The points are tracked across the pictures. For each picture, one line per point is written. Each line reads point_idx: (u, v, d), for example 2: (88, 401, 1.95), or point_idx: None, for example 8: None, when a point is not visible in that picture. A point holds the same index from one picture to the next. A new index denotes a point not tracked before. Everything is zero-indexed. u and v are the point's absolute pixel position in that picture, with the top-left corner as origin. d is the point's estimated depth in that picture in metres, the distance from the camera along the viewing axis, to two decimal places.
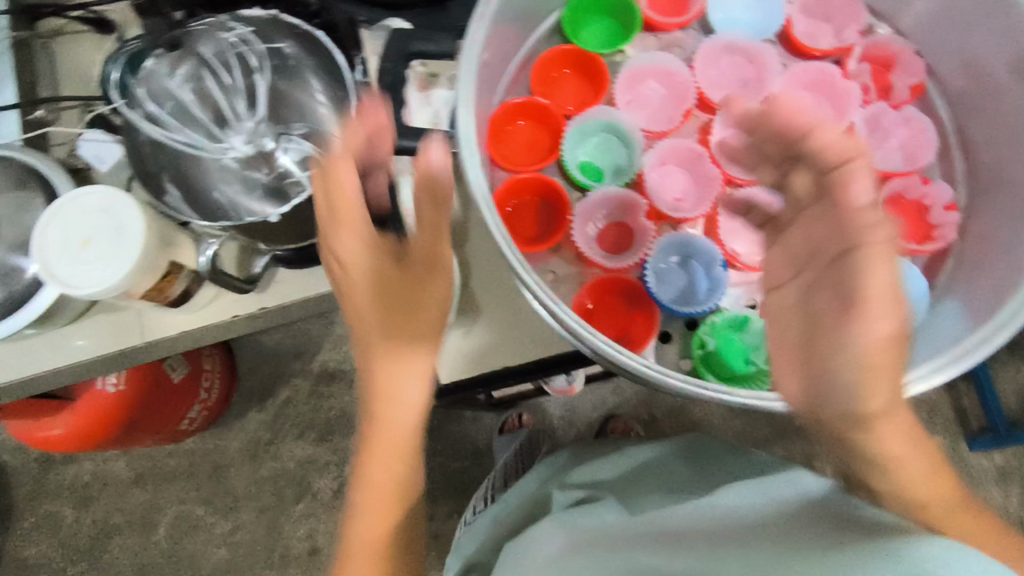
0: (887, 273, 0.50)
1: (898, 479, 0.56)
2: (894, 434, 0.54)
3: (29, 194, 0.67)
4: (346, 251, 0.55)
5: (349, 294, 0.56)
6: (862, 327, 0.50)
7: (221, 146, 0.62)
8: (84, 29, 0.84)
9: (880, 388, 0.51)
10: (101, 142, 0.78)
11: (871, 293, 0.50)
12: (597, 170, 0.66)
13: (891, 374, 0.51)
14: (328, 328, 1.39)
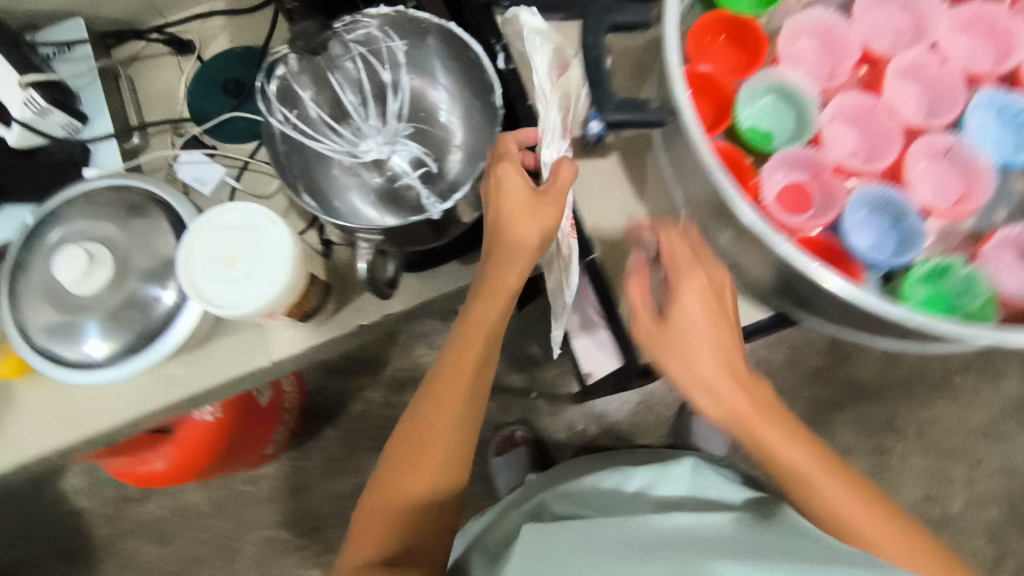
0: (708, 356, 0.49)
1: (789, 475, 0.51)
2: (773, 447, 0.50)
3: (155, 219, 0.67)
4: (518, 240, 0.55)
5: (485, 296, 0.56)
6: (707, 387, 0.49)
7: (358, 151, 0.62)
8: (162, 50, 0.83)
9: (745, 397, 0.49)
10: (201, 163, 0.77)
11: (703, 345, 0.48)
12: (767, 134, 0.51)
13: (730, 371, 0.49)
14: (394, 337, 1.36)
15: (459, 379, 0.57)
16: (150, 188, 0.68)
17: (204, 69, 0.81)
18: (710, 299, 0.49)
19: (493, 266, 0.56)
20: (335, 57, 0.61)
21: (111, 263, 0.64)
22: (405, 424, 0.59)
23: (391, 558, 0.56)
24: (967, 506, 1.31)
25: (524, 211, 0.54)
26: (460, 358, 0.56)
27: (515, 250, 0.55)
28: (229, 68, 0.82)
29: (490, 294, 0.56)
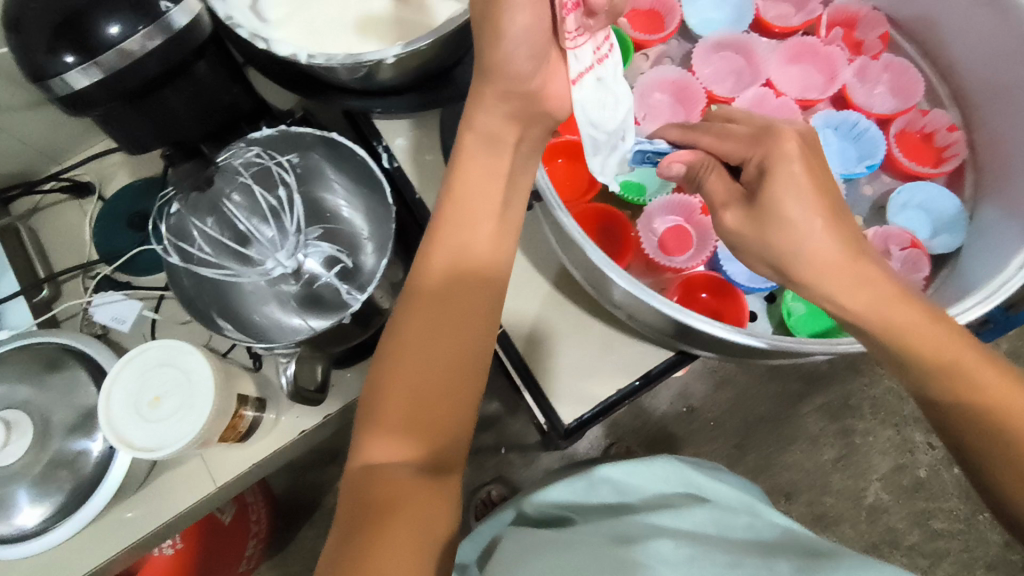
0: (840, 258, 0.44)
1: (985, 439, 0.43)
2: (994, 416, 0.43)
3: (73, 372, 0.67)
4: (473, 193, 0.47)
5: (458, 193, 0.47)
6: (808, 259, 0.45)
7: (264, 270, 0.63)
8: (63, 197, 0.84)
9: (927, 334, 0.44)
10: (117, 302, 0.77)
11: (860, 289, 0.44)
12: (637, 186, 0.56)
13: (905, 308, 0.44)
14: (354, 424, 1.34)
15: (436, 291, 0.46)
16: (65, 340, 0.68)
17: (107, 208, 0.82)
18: (841, 247, 0.44)
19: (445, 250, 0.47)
20: (228, 187, 0.64)
21: (30, 430, 0.65)
22: (389, 345, 0.46)
23: (393, 489, 0.41)
24: (935, 467, 1.31)
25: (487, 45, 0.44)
26: (416, 347, 0.45)
27: (457, 261, 0.47)
28: (132, 202, 0.82)
29: (435, 288, 0.46)
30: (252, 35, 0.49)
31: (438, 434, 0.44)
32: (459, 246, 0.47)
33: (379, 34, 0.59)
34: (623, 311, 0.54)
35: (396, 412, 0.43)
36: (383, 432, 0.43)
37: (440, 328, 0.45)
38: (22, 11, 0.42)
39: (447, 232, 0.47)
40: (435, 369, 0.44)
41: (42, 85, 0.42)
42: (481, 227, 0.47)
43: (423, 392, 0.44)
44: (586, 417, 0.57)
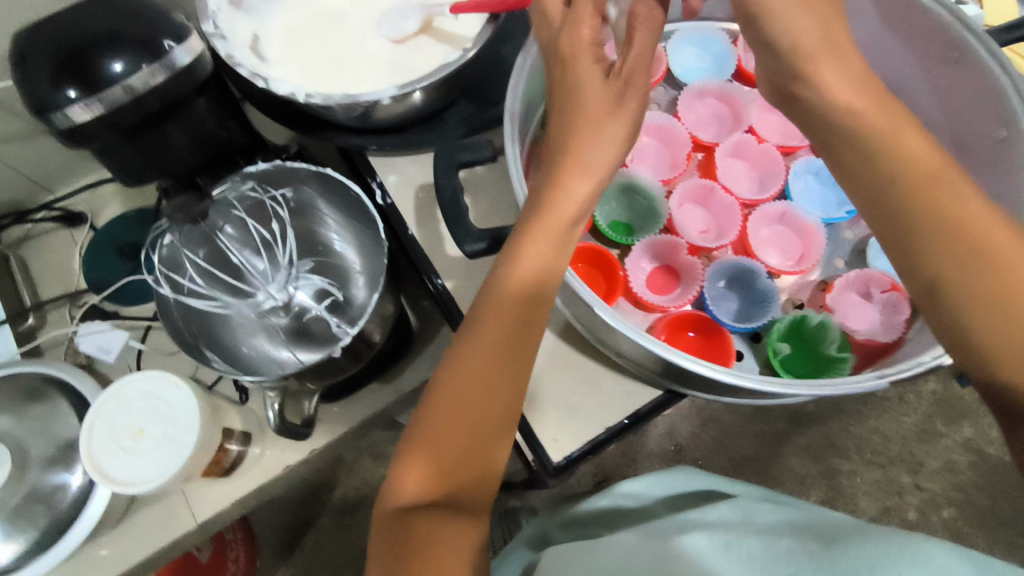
0: (840, 36, 0.46)
1: (983, 268, 0.42)
2: (943, 203, 0.44)
3: (54, 403, 0.67)
4: (562, 217, 0.45)
5: (543, 212, 0.45)
6: (799, 18, 0.45)
7: (256, 302, 0.64)
8: (54, 226, 0.84)
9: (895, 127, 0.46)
10: (102, 331, 0.77)
11: (826, 76, 0.46)
12: (624, 226, 0.56)
13: (879, 99, 0.46)
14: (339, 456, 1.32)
15: (504, 313, 0.44)
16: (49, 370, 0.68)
17: (97, 237, 0.82)
18: (824, 51, 0.46)
19: (502, 308, 0.44)
20: (222, 219, 0.65)
21: (9, 460, 0.63)
22: (453, 356, 0.44)
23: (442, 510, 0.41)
24: (921, 509, 1.31)
25: (594, 130, 0.45)
26: (463, 403, 0.43)
27: (533, 287, 0.45)
28: (123, 232, 0.82)
29: (486, 343, 0.44)
30: (252, 72, 0.50)
31: (484, 462, 0.43)
32: (535, 270, 0.45)
33: (373, 76, 0.60)
34: (612, 349, 0.55)
35: (448, 434, 0.42)
36: (431, 451, 0.42)
37: (503, 356, 0.44)
38: (28, 47, 0.43)
39: (527, 252, 0.44)
40: (490, 395, 0.43)
41: (45, 119, 0.43)
42: (559, 257, 0.45)
43: (474, 418, 0.43)
44: (575, 454, 0.56)
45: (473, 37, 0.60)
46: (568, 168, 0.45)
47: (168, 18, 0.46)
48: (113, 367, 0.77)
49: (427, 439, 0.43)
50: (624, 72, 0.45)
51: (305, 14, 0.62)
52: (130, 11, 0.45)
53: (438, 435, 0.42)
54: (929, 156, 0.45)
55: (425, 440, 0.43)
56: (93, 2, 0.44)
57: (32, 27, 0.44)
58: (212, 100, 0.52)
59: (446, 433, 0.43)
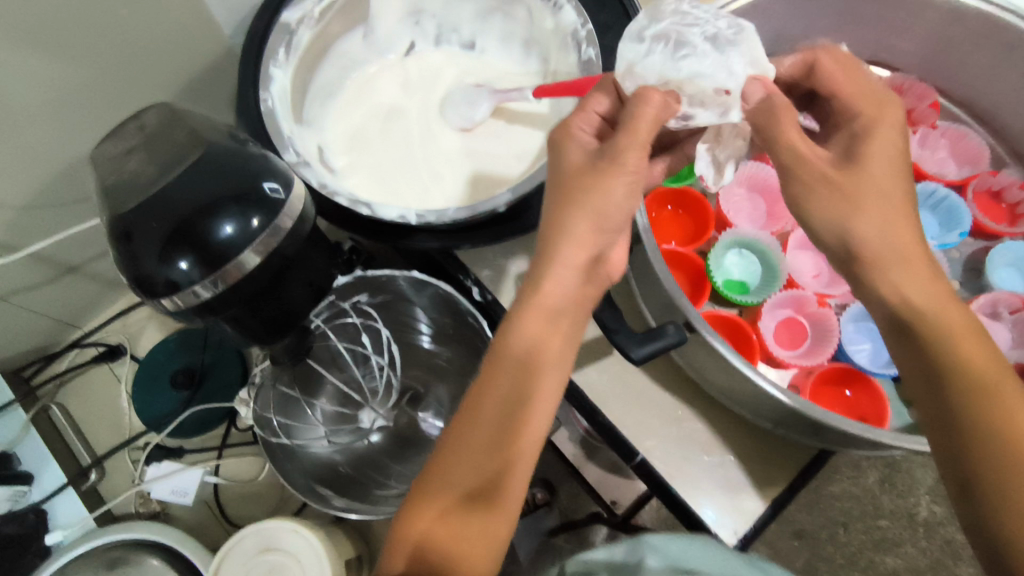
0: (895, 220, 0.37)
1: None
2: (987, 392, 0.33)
3: (143, 565, 0.64)
4: (562, 258, 0.39)
5: (545, 246, 0.39)
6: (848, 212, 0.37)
7: (361, 426, 0.63)
8: (90, 365, 0.78)
9: (956, 322, 0.36)
10: (172, 475, 0.71)
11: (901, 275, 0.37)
12: (739, 285, 0.55)
13: (939, 285, 0.37)
14: None
15: (509, 369, 0.38)
16: (133, 533, 0.64)
17: (143, 371, 0.76)
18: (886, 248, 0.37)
19: (488, 416, 0.38)
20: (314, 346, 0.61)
21: None
22: (460, 410, 0.39)
23: None
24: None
25: (567, 234, 0.39)
26: (446, 522, 0.36)
27: (538, 345, 0.39)
28: (169, 360, 0.77)
29: (472, 453, 0.37)
30: (352, 200, 0.48)
31: (474, 542, 0.35)
32: (538, 320, 0.39)
33: (450, 169, 0.58)
34: (765, 419, 0.50)
35: (439, 505, 0.36)
36: (415, 522, 0.36)
37: (508, 416, 0.38)
38: (133, 225, 0.39)
39: (529, 297, 0.39)
40: (491, 457, 0.37)
41: (167, 299, 0.40)
42: (568, 305, 0.40)
43: (470, 482, 0.37)
44: (749, 534, 0.51)
45: (549, 115, 0.59)
46: (568, 202, 0.39)
47: (270, 166, 0.43)
48: (189, 508, 0.72)
49: (418, 506, 0.37)
50: (611, 150, 0.39)
51: (360, 116, 0.60)
52: (232, 167, 0.41)
53: (427, 504, 0.37)
54: (986, 358, 0.35)
55: (418, 506, 0.37)
56: (190, 165, 0.41)
57: (131, 204, 0.40)
58: (319, 241, 0.49)
59: (438, 497, 0.37)
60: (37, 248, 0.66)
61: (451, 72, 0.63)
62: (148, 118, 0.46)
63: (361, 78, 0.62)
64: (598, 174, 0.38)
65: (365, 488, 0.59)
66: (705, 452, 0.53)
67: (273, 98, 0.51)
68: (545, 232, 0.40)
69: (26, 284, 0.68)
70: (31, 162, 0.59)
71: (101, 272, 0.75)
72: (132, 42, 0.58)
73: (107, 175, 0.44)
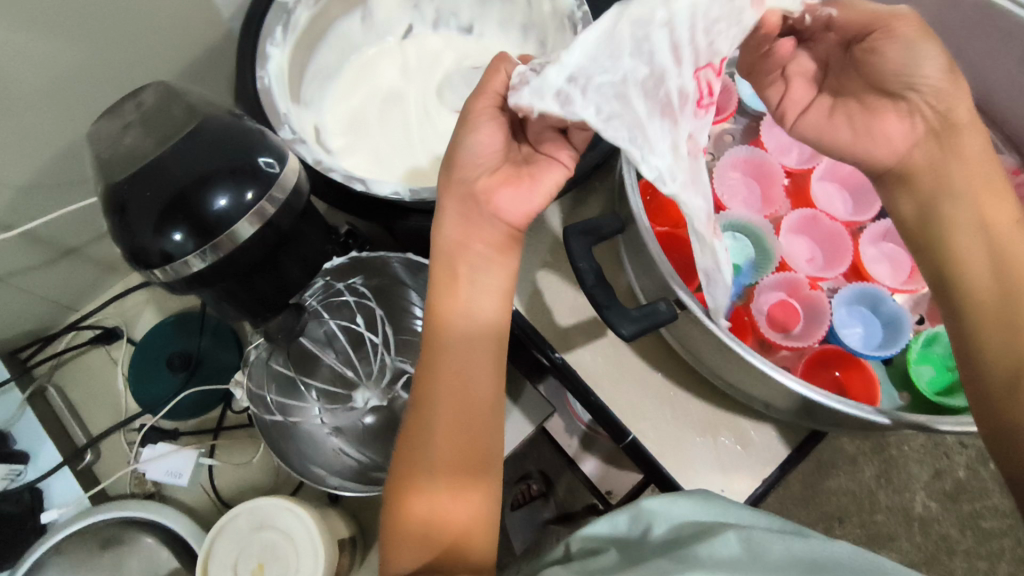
0: (974, 119, 0.42)
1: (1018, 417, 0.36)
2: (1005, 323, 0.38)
3: (139, 542, 0.64)
4: (466, 214, 0.40)
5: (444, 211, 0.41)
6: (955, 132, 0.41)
7: (354, 405, 0.61)
8: (87, 348, 0.78)
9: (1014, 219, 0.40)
10: (168, 455, 0.71)
11: (959, 177, 0.41)
12: (734, 267, 0.55)
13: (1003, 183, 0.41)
14: None
15: (445, 334, 0.40)
16: (128, 511, 0.64)
17: (140, 353, 0.77)
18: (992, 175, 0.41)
19: (435, 390, 0.39)
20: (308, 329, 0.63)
21: None
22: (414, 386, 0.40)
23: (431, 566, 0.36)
24: (972, 467, 0.99)
25: (465, 209, 0.40)
26: (432, 495, 0.38)
27: (462, 303, 0.40)
28: (166, 343, 0.77)
29: (433, 428, 0.39)
30: (347, 176, 0.49)
31: (461, 504, 0.38)
32: (456, 280, 0.40)
33: (447, 150, 0.58)
34: (757, 399, 0.50)
35: (421, 482, 0.38)
36: (407, 496, 0.38)
37: (450, 379, 0.39)
38: (128, 196, 0.40)
39: (442, 260, 0.41)
40: (450, 423, 0.38)
41: (160, 270, 0.40)
42: (487, 254, 0.40)
43: (440, 455, 0.38)
44: None
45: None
46: (462, 171, 0.41)
47: (266, 141, 0.43)
48: (184, 489, 0.72)
49: (405, 482, 0.38)
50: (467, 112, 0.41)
51: (358, 98, 0.60)
52: (227, 141, 0.41)
53: (411, 480, 0.38)
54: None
55: (406, 482, 0.38)
56: (185, 137, 0.41)
57: (126, 174, 0.40)
58: (313, 216, 0.49)
59: (416, 475, 0.38)
60: (35, 228, 0.66)
61: (450, 56, 0.63)
62: (145, 95, 0.46)
63: (361, 61, 0.62)
64: (463, 129, 0.41)
65: (357, 468, 0.58)
66: (698, 433, 0.53)
67: (269, 77, 0.51)
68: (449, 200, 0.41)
69: (25, 265, 0.68)
70: (29, 142, 0.59)
71: (99, 255, 0.75)
72: (132, 23, 0.58)
73: (103, 150, 0.44)
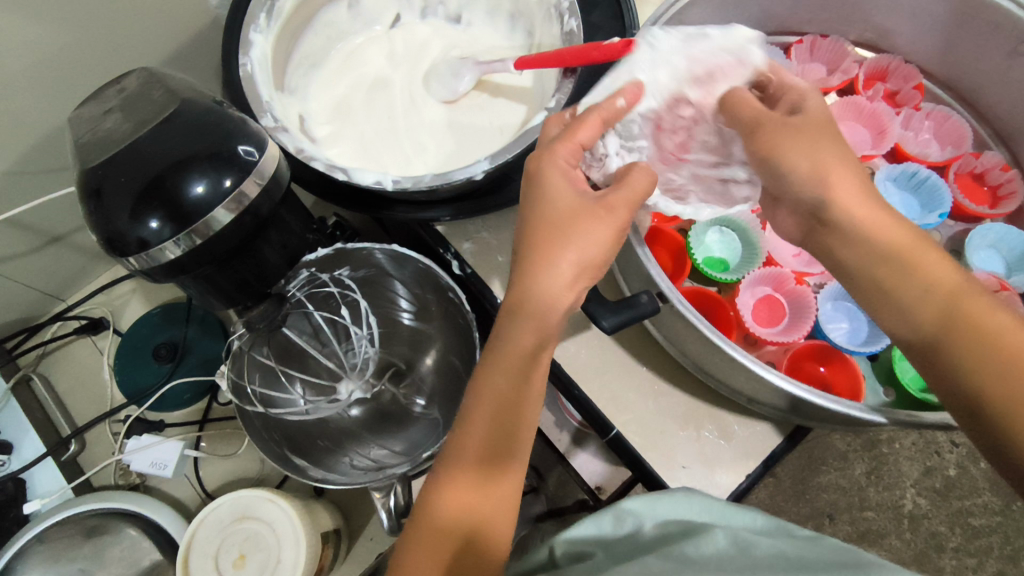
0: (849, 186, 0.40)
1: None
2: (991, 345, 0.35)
3: (121, 533, 0.64)
4: (574, 251, 0.39)
5: (552, 231, 0.39)
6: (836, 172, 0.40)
7: (337, 397, 0.61)
8: (73, 338, 0.78)
9: (933, 267, 0.38)
10: (152, 446, 0.70)
11: (859, 240, 0.39)
12: (720, 262, 0.55)
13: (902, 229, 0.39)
14: None
15: (521, 358, 0.38)
16: (110, 501, 0.64)
17: (126, 343, 0.76)
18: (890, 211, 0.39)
19: (492, 397, 0.38)
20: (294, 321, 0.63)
21: None
22: (480, 388, 0.39)
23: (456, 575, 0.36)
24: (962, 464, 0.99)
25: (559, 240, 0.39)
26: (461, 493, 0.37)
27: (546, 325, 0.39)
28: (152, 333, 0.76)
29: (484, 428, 0.38)
30: (329, 165, 0.48)
31: (493, 519, 0.37)
32: (548, 305, 0.39)
33: (432, 140, 0.58)
34: (741, 394, 0.50)
35: (466, 486, 0.37)
36: (446, 497, 0.37)
37: (518, 403, 0.38)
38: (105, 181, 0.39)
39: (535, 279, 0.39)
40: (506, 441, 0.38)
41: (137, 257, 0.40)
42: (573, 294, 0.39)
43: (489, 467, 0.38)
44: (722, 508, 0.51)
45: (533, 88, 0.58)
46: (577, 228, 0.39)
47: (246, 128, 0.43)
48: (169, 480, 0.72)
49: (448, 476, 0.37)
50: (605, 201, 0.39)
51: (343, 87, 0.60)
52: (206, 127, 0.41)
53: (454, 477, 0.37)
54: (954, 281, 0.37)
55: (448, 476, 0.37)
56: (163, 123, 0.40)
57: (103, 158, 0.40)
58: (292, 204, 0.49)
59: (465, 474, 0.37)
60: (16, 215, 0.65)
61: (436, 45, 0.62)
62: (126, 82, 0.45)
63: (348, 49, 0.62)
64: (568, 220, 0.39)
65: (338, 462, 0.58)
66: (682, 427, 0.53)
67: (253, 63, 0.51)
68: (552, 230, 0.39)
69: (7, 253, 0.68)
70: (12, 128, 0.58)
71: (85, 243, 0.75)
72: (116, 9, 0.57)
73: (83, 134, 0.44)
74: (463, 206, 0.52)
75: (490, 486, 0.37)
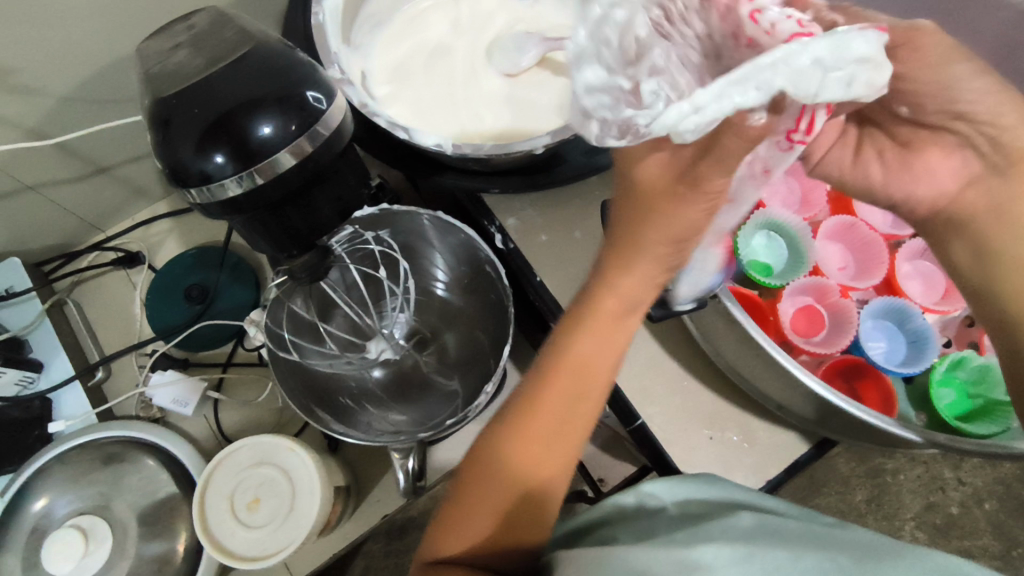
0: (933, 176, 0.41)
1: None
2: None
3: (138, 463, 0.65)
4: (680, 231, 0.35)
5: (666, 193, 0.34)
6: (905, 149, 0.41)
7: (366, 356, 0.62)
8: (107, 269, 0.79)
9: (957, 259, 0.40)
10: (174, 382, 0.71)
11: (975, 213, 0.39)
12: (765, 267, 0.55)
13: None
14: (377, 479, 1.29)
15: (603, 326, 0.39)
16: (130, 432, 0.65)
17: (159, 280, 0.77)
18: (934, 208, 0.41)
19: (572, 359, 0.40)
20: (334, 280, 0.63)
21: (105, 534, 0.62)
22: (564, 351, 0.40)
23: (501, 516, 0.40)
24: (965, 504, 0.98)
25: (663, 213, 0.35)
26: (525, 447, 0.40)
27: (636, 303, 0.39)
28: (185, 272, 0.77)
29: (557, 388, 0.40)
30: (390, 123, 0.48)
31: (551, 478, 0.41)
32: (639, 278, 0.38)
33: (489, 112, 0.57)
34: (772, 399, 0.50)
35: (534, 438, 0.40)
36: (519, 441, 0.40)
37: (589, 368, 0.40)
38: (175, 112, 0.39)
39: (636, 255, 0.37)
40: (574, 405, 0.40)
41: (199, 191, 0.40)
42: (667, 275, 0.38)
43: (556, 428, 0.40)
44: None
45: None
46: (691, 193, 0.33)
47: (316, 75, 0.43)
48: (188, 419, 0.72)
49: (521, 418, 0.41)
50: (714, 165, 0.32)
51: (406, 49, 0.60)
52: (278, 70, 0.41)
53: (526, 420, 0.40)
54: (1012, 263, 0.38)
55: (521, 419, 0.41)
56: (237, 62, 0.41)
57: (175, 90, 0.40)
58: (351, 157, 0.49)
59: (533, 422, 0.40)
60: (68, 141, 0.66)
61: (502, 15, 0.62)
62: (198, 19, 0.45)
63: (411, 12, 0.62)
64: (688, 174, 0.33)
65: (359, 418, 0.58)
66: (706, 426, 0.53)
67: (324, 13, 0.51)
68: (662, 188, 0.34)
69: (55, 177, 0.69)
70: (77, 54, 0.59)
71: (129, 177, 0.75)
72: None
73: (152, 65, 0.44)
74: (516, 183, 0.52)
75: (557, 443, 0.40)
